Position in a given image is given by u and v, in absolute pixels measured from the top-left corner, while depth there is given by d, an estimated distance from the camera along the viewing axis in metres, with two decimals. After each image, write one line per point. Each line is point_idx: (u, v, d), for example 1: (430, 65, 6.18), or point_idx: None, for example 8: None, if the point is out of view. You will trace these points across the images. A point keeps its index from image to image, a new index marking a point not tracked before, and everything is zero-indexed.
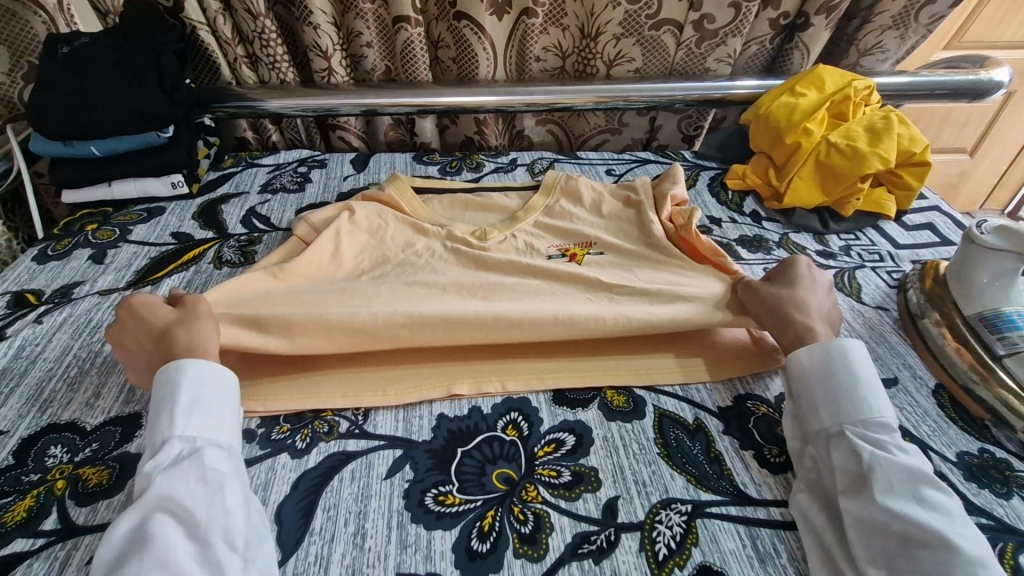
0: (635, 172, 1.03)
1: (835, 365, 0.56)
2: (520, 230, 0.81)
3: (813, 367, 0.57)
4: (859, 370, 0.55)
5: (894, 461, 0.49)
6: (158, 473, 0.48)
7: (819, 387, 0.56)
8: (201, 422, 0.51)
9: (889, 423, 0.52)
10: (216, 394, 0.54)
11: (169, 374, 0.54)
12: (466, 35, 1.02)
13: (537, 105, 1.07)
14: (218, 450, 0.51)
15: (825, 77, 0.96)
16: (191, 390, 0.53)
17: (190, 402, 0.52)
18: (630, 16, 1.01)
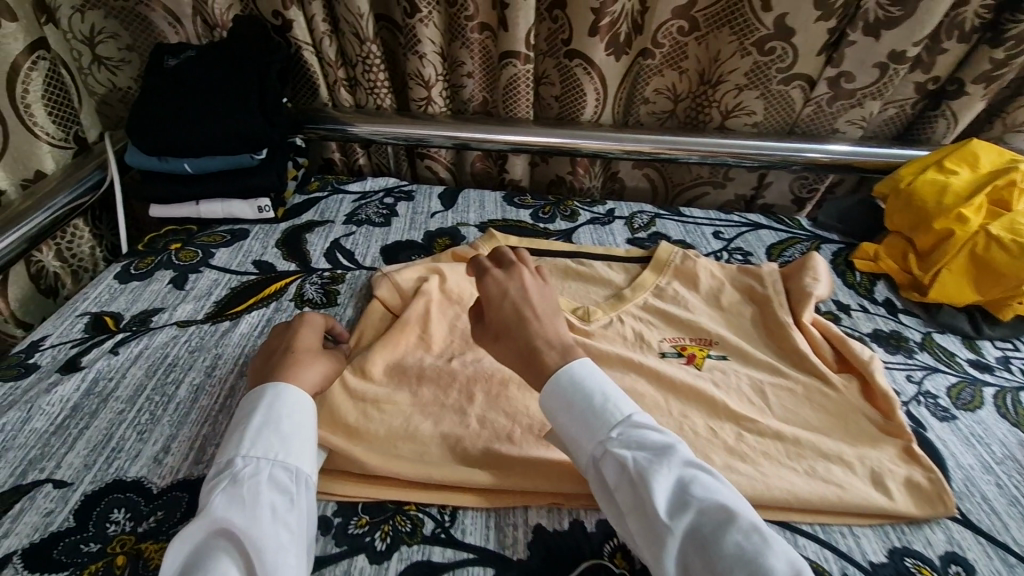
0: (747, 239, 0.93)
1: (570, 389, 0.52)
2: (626, 313, 0.76)
3: (546, 386, 0.53)
4: (591, 389, 0.52)
5: (666, 464, 0.46)
6: (216, 490, 0.46)
7: (571, 398, 0.52)
8: (266, 439, 0.50)
9: (637, 443, 0.48)
10: (288, 412, 0.52)
11: (250, 398, 0.54)
12: (576, 73, 0.94)
13: (641, 153, 0.99)
14: (279, 472, 0.48)
15: (980, 155, 0.84)
16: (266, 408, 0.52)
17: (262, 419, 0.51)
18: (758, 67, 0.90)
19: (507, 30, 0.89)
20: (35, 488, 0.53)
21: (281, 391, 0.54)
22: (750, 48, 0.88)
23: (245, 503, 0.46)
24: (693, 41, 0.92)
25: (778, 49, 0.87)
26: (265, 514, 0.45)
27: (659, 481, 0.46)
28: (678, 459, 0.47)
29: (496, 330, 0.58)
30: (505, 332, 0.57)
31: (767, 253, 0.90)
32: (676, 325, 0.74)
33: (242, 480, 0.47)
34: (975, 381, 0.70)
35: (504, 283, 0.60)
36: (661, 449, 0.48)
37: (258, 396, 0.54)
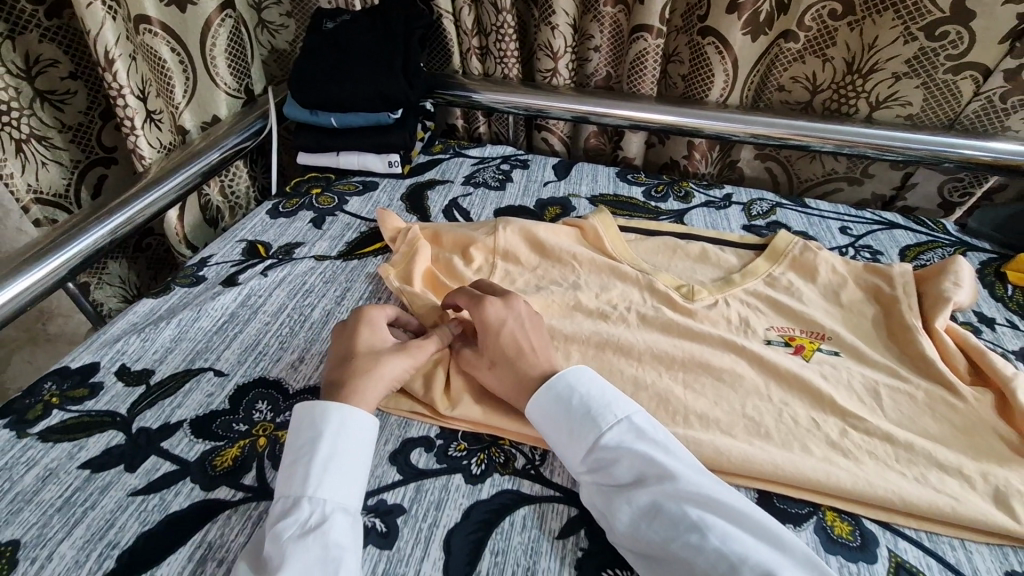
0: (877, 238, 0.86)
1: (552, 411, 0.55)
2: (733, 296, 0.74)
3: (537, 406, 0.56)
4: (567, 415, 0.54)
5: (626, 498, 0.49)
6: (278, 539, 0.45)
7: (550, 426, 0.55)
8: (318, 479, 0.49)
9: (607, 470, 0.51)
10: (328, 454, 0.50)
11: (308, 421, 0.52)
12: (706, 52, 0.91)
13: (768, 138, 0.93)
14: (343, 519, 0.47)
15: None
16: (307, 443, 0.51)
17: (307, 460, 0.50)
18: (924, 54, 0.83)
19: (643, 2, 0.89)
20: (201, 374, 0.64)
21: (321, 416, 0.52)
22: (917, 34, 0.81)
23: (306, 554, 0.44)
24: (847, 27, 0.86)
25: (952, 33, 0.80)
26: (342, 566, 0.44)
27: (625, 511, 0.48)
28: (638, 486, 0.49)
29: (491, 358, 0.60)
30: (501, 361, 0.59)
31: (900, 255, 0.83)
32: (787, 314, 0.72)
33: (306, 530, 0.45)
34: None
35: (502, 311, 0.61)
36: (629, 481, 0.50)
37: (297, 430, 0.52)
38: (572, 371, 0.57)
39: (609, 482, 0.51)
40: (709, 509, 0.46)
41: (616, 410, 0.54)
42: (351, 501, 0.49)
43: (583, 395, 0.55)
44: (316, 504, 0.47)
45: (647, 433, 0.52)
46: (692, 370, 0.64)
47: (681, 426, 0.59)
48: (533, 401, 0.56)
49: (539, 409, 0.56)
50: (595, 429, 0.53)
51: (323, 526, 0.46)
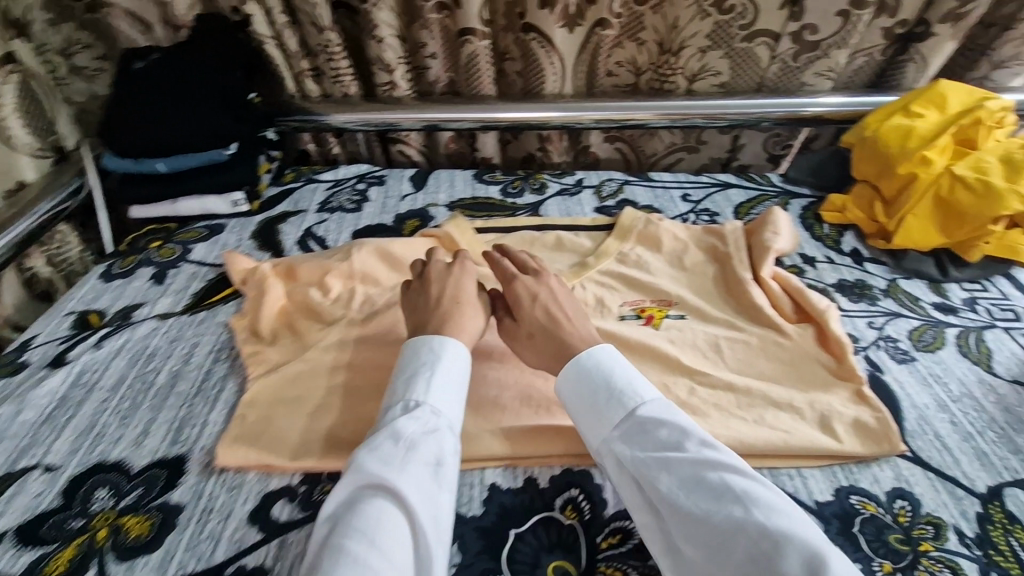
0: (714, 199, 0.93)
1: (421, 360, 0.55)
2: (588, 279, 0.77)
3: (407, 351, 0.57)
4: (421, 371, 0.54)
5: (666, 467, 0.47)
6: (390, 464, 0.47)
7: (401, 372, 0.55)
8: (438, 398, 0.52)
9: (652, 436, 0.49)
10: (450, 382, 0.54)
11: (423, 356, 0.56)
12: (533, 48, 0.95)
13: (612, 122, 0.98)
14: (450, 435, 0.50)
15: (948, 97, 0.82)
16: (432, 364, 0.55)
17: (428, 376, 0.54)
18: (720, 28, 0.89)
19: (460, 6, 0.90)
20: (25, 473, 0.57)
21: (441, 346, 0.56)
22: (709, 9, 0.87)
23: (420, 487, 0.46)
24: (650, 10, 0.90)
25: (737, 7, 0.86)
26: (447, 481, 0.48)
27: (631, 488, 0.49)
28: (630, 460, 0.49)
29: (530, 330, 0.62)
30: (539, 333, 0.61)
31: (734, 212, 0.90)
32: (636, 287, 0.76)
33: (414, 419, 0.50)
34: (938, 324, 0.69)
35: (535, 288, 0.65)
36: (668, 443, 0.48)
37: (417, 354, 0.56)
38: (458, 344, 0.58)
39: (639, 447, 0.49)
40: (716, 471, 0.45)
41: (462, 382, 0.55)
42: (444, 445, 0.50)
43: (447, 362, 0.55)
44: (436, 417, 0.51)
45: (682, 410, 0.51)
46: None
47: (544, 418, 0.60)
48: (556, 382, 0.57)
49: (417, 351, 0.56)
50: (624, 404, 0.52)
51: (437, 437, 0.49)
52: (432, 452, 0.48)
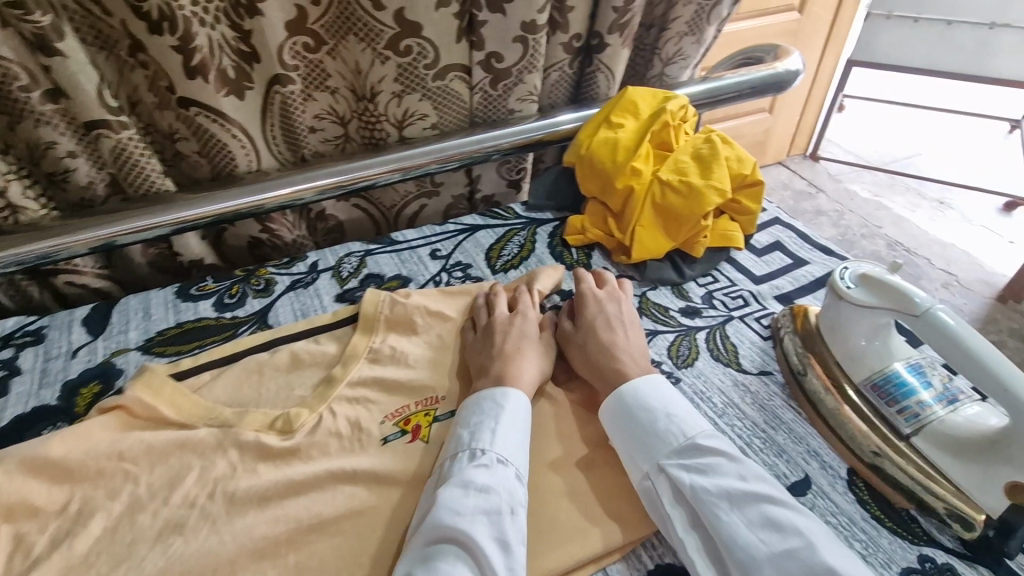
0: (464, 249, 0.85)
1: (484, 413, 0.55)
2: (338, 399, 0.63)
3: (468, 409, 0.56)
4: (480, 421, 0.54)
5: (724, 495, 0.48)
6: (458, 524, 0.45)
7: (457, 434, 0.54)
8: (506, 445, 0.52)
9: (710, 468, 0.50)
10: (514, 424, 0.54)
11: (480, 404, 0.56)
12: (201, 124, 0.75)
13: (333, 189, 0.83)
14: (519, 482, 0.50)
15: (637, 101, 0.84)
16: (492, 414, 0.55)
17: (491, 426, 0.53)
18: (405, 70, 0.80)
19: (71, 92, 0.67)
20: None
21: (494, 397, 0.56)
22: (385, 52, 0.78)
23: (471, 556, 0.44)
24: (327, 56, 0.78)
25: (415, 47, 0.78)
26: (515, 538, 0.47)
27: (681, 512, 0.50)
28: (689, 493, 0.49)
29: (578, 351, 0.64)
30: (590, 361, 0.62)
31: (487, 258, 0.84)
32: (396, 391, 0.64)
33: (482, 467, 0.50)
34: (688, 332, 0.69)
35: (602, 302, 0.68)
36: (727, 471, 0.49)
37: (475, 407, 0.56)
38: (512, 395, 0.57)
39: (702, 479, 0.50)
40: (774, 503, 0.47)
41: (518, 429, 0.55)
42: (518, 510, 0.49)
43: (504, 409, 0.55)
44: (502, 465, 0.51)
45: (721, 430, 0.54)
46: (306, 541, 0.52)
47: None
48: (604, 409, 0.58)
49: (469, 410, 0.56)
50: (681, 433, 0.53)
51: (507, 485, 0.49)
52: (485, 501, 0.47)
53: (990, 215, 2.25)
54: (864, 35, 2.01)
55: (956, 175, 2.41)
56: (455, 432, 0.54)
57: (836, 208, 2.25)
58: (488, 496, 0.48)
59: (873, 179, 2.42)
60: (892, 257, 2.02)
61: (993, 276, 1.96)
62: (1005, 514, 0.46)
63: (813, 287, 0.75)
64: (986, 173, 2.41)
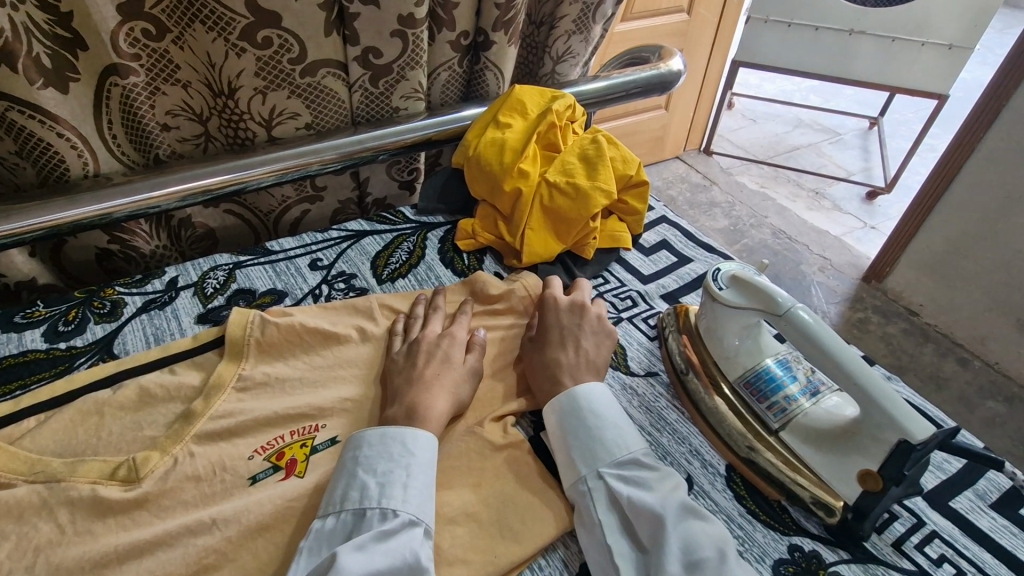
0: (349, 259, 0.79)
1: (361, 451, 0.51)
2: (196, 437, 0.56)
3: (353, 448, 0.52)
4: (357, 472, 0.50)
5: (661, 498, 0.49)
6: None
7: (340, 481, 0.50)
8: (389, 488, 0.48)
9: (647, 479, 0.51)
10: (425, 471, 0.50)
11: (362, 443, 0.52)
12: (15, 122, 0.62)
13: (196, 195, 0.72)
14: (413, 523, 0.47)
15: (523, 99, 0.82)
16: (401, 460, 0.50)
17: (370, 477, 0.49)
18: (265, 63, 0.73)
19: None
20: None
21: (404, 438, 0.52)
22: (241, 44, 0.70)
23: None
24: (174, 46, 0.69)
25: (274, 39, 0.71)
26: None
27: (606, 519, 0.50)
28: (624, 501, 0.49)
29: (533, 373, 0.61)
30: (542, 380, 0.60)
31: (373, 268, 0.79)
32: (266, 423, 0.58)
33: (366, 527, 0.46)
34: None
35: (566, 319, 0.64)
36: (662, 483, 0.50)
37: (381, 444, 0.51)
38: (392, 431, 0.52)
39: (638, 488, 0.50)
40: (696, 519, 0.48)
41: (412, 457, 0.51)
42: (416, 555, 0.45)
43: (376, 450, 0.51)
44: (388, 515, 0.47)
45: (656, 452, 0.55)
46: None
47: None
48: (552, 408, 0.57)
49: (359, 447, 0.52)
50: (623, 444, 0.54)
51: (395, 537, 0.46)
52: (372, 562, 0.43)
53: (857, 204, 2.50)
54: (747, 38, 2.15)
55: (828, 167, 2.66)
56: (337, 479, 0.50)
57: (728, 199, 2.40)
58: (388, 567, 0.43)
59: (759, 172, 2.61)
60: (776, 244, 2.18)
61: (860, 259, 2.18)
62: (860, 499, 0.48)
63: (697, 285, 0.77)
64: (853, 166, 2.68)
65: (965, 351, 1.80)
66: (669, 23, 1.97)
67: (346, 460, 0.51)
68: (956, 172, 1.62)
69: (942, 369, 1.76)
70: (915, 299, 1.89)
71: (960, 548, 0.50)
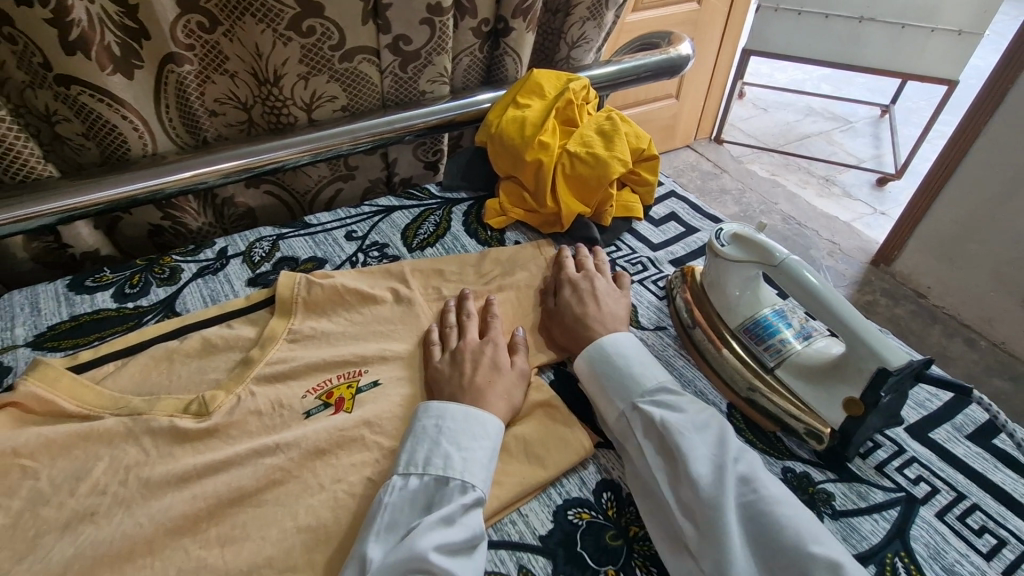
0: (381, 231, 0.86)
1: (446, 425, 0.55)
2: (257, 381, 0.63)
3: (439, 418, 0.55)
4: (444, 443, 0.53)
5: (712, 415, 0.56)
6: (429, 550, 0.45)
7: (423, 451, 0.53)
8: (473, 467, 0.52)
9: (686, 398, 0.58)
10: (497, 455, 0.54)
11: (450, 415, 0.55)
12: (86, 104, 0.70)
13: (235, 173, 0.80)
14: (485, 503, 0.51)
15: (541, 82, 0.89)
16: (483, 441, 0.54)
17: (456, 451, 0.53)
18: (308, 50, 0.80)
19: None
20: None
21: (483, 422, 0.55)
22: (287, 33, 0.77)
23: None
24: (224, 38, 0.77)
25: (318, 27, 0.78)
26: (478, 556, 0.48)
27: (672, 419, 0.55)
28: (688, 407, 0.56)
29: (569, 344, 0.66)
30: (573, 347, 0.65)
31: (403, 238, 0.86)
32: (317, 368, 0.65)
33: (447, 497, 0.50)
34: None
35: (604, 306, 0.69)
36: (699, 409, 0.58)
37: (464, 422, 0.55)
38: (480, 414, 0.56)
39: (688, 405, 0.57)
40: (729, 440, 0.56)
41: (490, 438, 0.55)
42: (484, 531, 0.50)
43: (459, 425, 0.55)
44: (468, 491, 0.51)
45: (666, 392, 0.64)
46: (228, 511, 0.53)
47: None
48: (587, 358, 0.62)
49: (446, 419, 0.55)
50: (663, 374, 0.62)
51: (474, 511, 0.50)
52: (455, 529, 0.48)
53: (868, 190, 2.53)
54: (758, 26, 2.18)
55: (839, 154, 2.68)
56: (420, 447, 0.54)
57: (738, 186, 2.44)
58: (469, 537, 0.48)
59: (770, 160, 2.65)
60: (786, 229, 2.23)
61: (870, 243, 2.21)
62: (843, 423, 0.54)
63: (703, 250, 0.83)
64: (864, 152, 2.70)
65: (973, 332, 1.83)
66: (679, 13, 2.03)
67: (428, 428, 0.55)
68: (963, 154, 1.65)
69: (950, 348, 1.80)
70: (923, 281, 1.92)
71: (936, 470, 0.56)
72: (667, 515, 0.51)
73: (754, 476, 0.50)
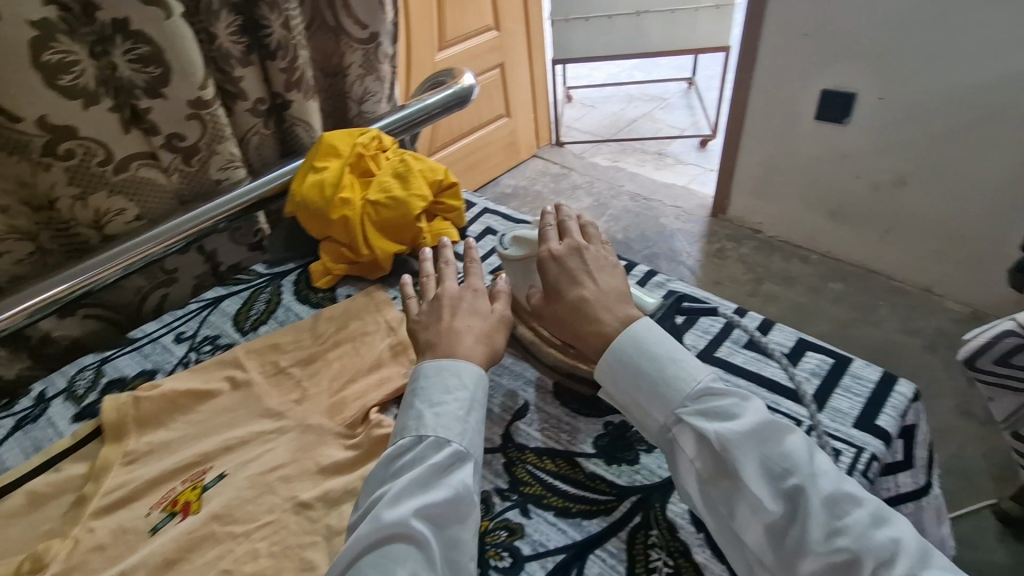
0: (212, 324, 0.86)
1: (448, 367, 0.59)
2: (95, 515, 0.61)
3: (431, 369, 0.59)
4: (418, 408, 0.57)
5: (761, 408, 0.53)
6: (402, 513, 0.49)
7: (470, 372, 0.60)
8: (444, 422, 0.56)
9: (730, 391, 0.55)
10: (472, 404, 0.57)
11: (421, 377, 0.59)
12: None
13: (42, 308, 0.77)
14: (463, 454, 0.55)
15: (335, 141, 0.92)
16: (457, 392, 0.57)
17: (429, 413, 0.56)
18: (77, 170, 0.79)
19: None
20: None
21: (457, 371, 0.58)
22: (45, 160, 0.76)
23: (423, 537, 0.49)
24: None
25: (76, 147, 0.78)
26: (459, 505, 0.52)
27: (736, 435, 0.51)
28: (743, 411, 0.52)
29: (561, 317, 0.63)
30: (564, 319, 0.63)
31: (235, 325, 0.86)
32: (159, 481, 0.64)
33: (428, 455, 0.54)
34: None
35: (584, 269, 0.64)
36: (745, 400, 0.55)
37: (437, 378, 0.58)
38: (449, 369, 0.59)
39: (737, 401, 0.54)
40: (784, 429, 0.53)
41: (462, 391, 0.58)
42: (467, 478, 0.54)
43: (442, 377, 0.58)
44: (443, 445, 0.54)
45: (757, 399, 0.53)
46: None
47: None
48: (605, 363, 0.58)
49: (442, 366, 0.59)
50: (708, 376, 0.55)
51: (452, 464, 0.54)
52: (431, 485, 0.52)
53: (695, 154, 2.84)
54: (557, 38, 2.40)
55: (664, 130, 2.99)
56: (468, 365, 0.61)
57: (587, 179, 2.63)
58: (448, 491, 0.52)
59: (609, 149, 2.89)
60: (636, 207, 2.44)
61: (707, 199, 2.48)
62: None
63: None
64: (683, 122, 3.03)
65: None
66: (481, 43, 2.20)
67: (426, 380, 0.59)
68: None
69: None
70: None
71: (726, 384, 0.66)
72: (740, 526, 0.50)
73: (840, 497, 0.48)
